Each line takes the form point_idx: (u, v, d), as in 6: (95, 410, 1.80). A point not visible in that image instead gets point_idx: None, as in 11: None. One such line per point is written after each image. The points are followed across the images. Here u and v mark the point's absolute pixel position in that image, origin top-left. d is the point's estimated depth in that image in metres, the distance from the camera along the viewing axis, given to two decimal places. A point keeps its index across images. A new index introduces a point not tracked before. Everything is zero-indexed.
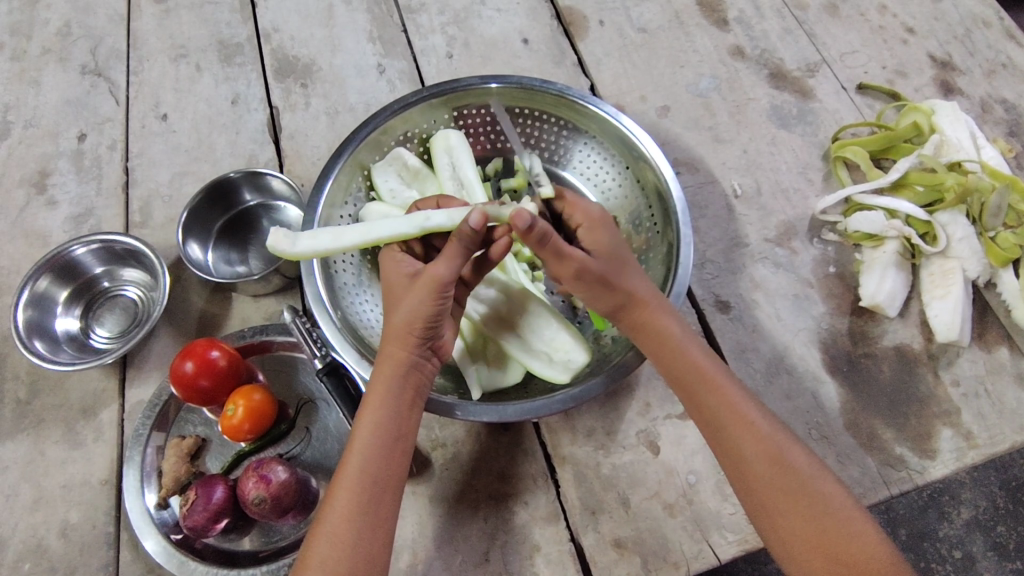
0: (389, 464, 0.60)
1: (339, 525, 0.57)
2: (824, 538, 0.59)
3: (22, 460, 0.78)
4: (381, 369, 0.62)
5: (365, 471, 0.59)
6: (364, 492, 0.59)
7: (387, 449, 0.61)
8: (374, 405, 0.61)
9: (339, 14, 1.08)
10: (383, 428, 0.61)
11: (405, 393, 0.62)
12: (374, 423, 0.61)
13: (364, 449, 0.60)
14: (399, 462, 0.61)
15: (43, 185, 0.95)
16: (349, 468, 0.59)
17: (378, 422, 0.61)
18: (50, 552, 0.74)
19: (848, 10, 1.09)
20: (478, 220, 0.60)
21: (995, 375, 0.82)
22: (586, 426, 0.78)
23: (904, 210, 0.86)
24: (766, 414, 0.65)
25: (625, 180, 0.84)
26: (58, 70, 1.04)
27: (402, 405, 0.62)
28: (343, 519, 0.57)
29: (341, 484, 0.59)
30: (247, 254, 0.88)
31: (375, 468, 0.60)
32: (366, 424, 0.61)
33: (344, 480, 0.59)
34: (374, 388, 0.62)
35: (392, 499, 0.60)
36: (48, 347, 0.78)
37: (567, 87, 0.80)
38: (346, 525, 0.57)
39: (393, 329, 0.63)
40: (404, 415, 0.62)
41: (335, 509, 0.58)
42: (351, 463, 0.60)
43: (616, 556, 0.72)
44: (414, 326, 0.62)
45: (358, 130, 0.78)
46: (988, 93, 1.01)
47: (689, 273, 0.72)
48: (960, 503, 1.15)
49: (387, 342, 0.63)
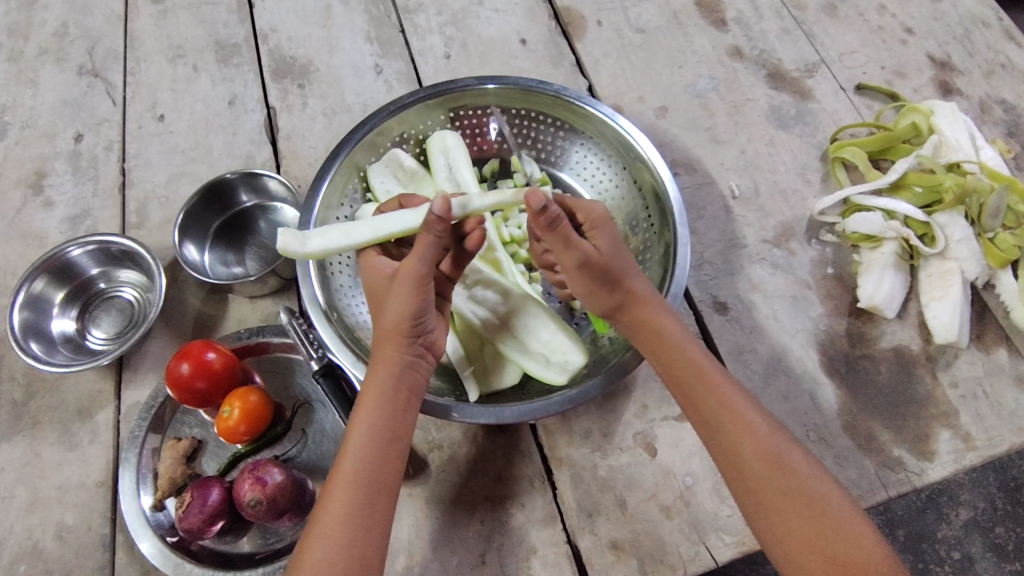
0: (383, 465, 0.60)
1: (333, 526, 0.57)
2: (822, 539, 0.59)
3: (18, 461, 0.78)
4: (375, 369, 0.62)
5: (359, 472, 0.59)
6: (358, 493, 0.58)
7: (381, 450, 0.60)
8: (367, 406, 0.61)
9: (337, 14, 1.08)
10: (377, 430, 0.61)
11: (398, 393, 0.62)
12: (367, 424, 0.61)
13: (358, 450, 0.60)
14: (393, 462, 0.61)
15: (40, 186, 0.95)
16: (343, 469, 0.59)
17: (372, 424, 0.61)
18: (46, 554, 0.74)
19: (847, 11, 1.09)
20: (442, 207, 0.61)
21: (994, 376, 0.82)
22: (584, 428, 0.78)
23: (903, 211, 0.86)
24: (764, 414, 0.64)
25: (622, 181, 0.84)
26: (55, 70, 1.04)
27: (396, 406, 0.62)
28: (337, 521, 0.57)
29: (335, 486, 0.59)
30: (243, 255, 0.88)
31: (368, 469, 0.59)
32: (360, 426, 0.61)
33: (337, 481, 0.59)
34: (368, 389, 0.62)
35: (388, 500, 0.60)
36: (44, 349, 0.78)
37: (563, 87, 0.80)
38: (340, 527, 0.57)
39: (384, 330, 0.63)
40: (399, 416, 0.62)
41: (329, 510, 0.58)
42: (345, 464, 0.60)
43: (613, 558, 0.72)
44: (403, 326, 0.62)
45: (354, 131, 0.78)
46: (987, 93, 1.00)
47: (686, 274, 0.72)
48: (959, 505, 1.15)
49: (381, 342, 0.63)
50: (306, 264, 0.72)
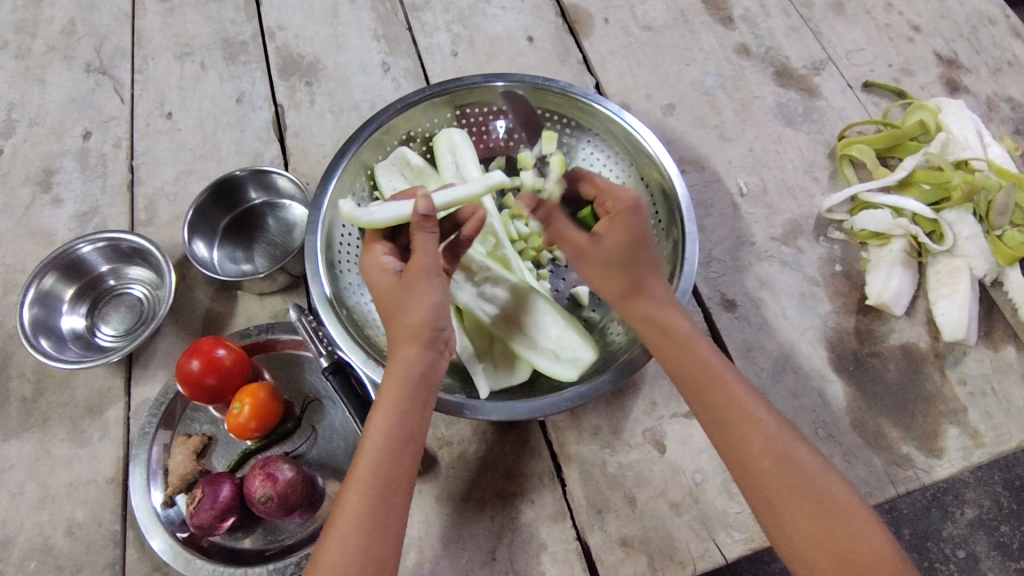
0: (402, 465, 0.60)
1: (350, 528, 0.57)
2: (830, 535, 0.59)
3: (28, 457, 0.78)
4: (393, 368, 0.62)
5: (378, 472, 0.59)
6: (376, 495, 0.59)
7: (399, 449, 0.60)
8: (386, 406, 0.61)
9: (344, 12, 1.08)
10: (396, 430, 0.61)
11: (417, 394, 0.62)
12: (385, 425, 0.61)
13: (375, 450, 0.60)
14: (411, 462, 0.61)
15: (48, 183, 0.95)
16: (360, 471, 0.59)
17: (390, 425, 0.61)
18: (57, 550, 0.74)
19: (854, 8, 1.09)
20: (424, 206, 0.63)
21: (1002, 373, 0.82)
22: (593, 425, 0.78)
23: (911, 208, 0.86)
24: (774, 413, 0.64)
25: (630, 178, 0.84)
26: (63, 68, 1.04)
27: (414, 407, 0.61)
28: (354, 521, 0.57)
29: (353, 486, 0.59)
30: (252, 252, 0.88)
31: (387, 469, 0.59)
32: (379, 426, 0.61)
33: (354, 481, 0.59)
34: (386, 390, 0.62)
35: (403, 500, 0.60)
36: (54, 345, 0.79)
37: (570, 85, 0.80)
38: (357, 528, 0.57)
39: (404, 328, 0.62)
40: (417, 415, 0.62)
41: (347, 512, 0.58)
42: (362, 465, 0.60)
43: (623, 555, 0.72)
44: (426, 324, 0.62)
45: (361, 129, 0.78)
46: (995, 91, 1.00)
47: (694, 268, 0.72)
48: (963, 503, 1.15)
49: (399, 341, 0.63)
50: (316, 261, 0.71)
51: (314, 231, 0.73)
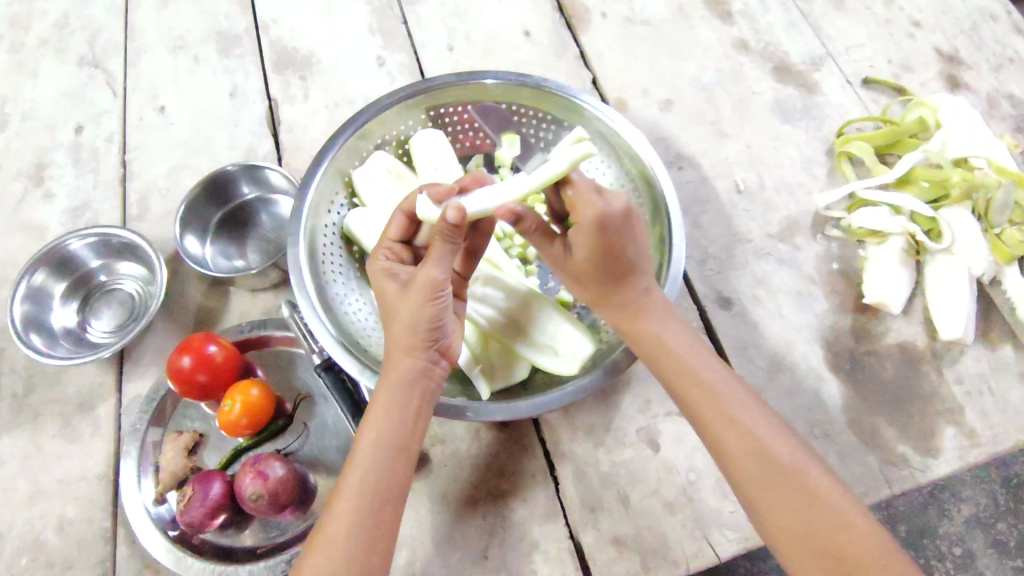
0: (392, 474, 0.60)
1: (337, 534, 0.57)
2: (811, 529, 0.58)
3: (19, 453, 0.78)
4: (387, 374, 0.62)
5: (367, 481, 0.59)
6: (366, 503, 0.58)
7: (389, 458, 0.60)
8: (379, 413, 0.60)
9: (338, 5, 1.07)
10: (387, 437, 0.60)
11: (411, 400, 0.61)
12: (378, 433, 0.60)
13: (365, 458, 0.59)
14: (402, 471, 0.60)
15: (40, 178, 0.95)
16: (351, 477, 0.59)
17: (382, 431, 0.60)
18: (47, 546, 0.74)
19: (855, 3, 1.08)
20: (455, 217, 0.57)
21: (999, 373, 0.81)
22: (586, 423, 0.78)
23: (910, 207, 0.85)
24: (751, 406, 0.64)
25: (610, 168, 0.82)
26: (56, 62, 1.03)
27: (408, 413, 0.61)
28: (342, 529, 0.57)
29: (342, 493, 0.59)
30: (244, 248, 0.87)
31: (376, 478, 0.59)
32: (371, 433, 0.60)
33: (344, 489, 0.59)
34: (381, 394, 0.61)
35: (393, 511, 0.59)
36: (45, 341, 0.78)
37: (543, 78, 0.79)
38: (342, 538, 0.56)
39: (397, 335, 0.62)
40: (410, 422, 0.61)
41: (334, 520, 0.57)
42: (352, 471, 0.59)
43: (615, 553, 0.71)
44: (417, 330, 0.61)
45: (334, 136, 0.76)
46: (996, 88, 0.99)
47: (683, 258, 0.71)
48: (961, 501, 1.15)
49: (393, 349, 0.62)
50: (300, 273, 0.70)
51: (296, 240, 0.72)
